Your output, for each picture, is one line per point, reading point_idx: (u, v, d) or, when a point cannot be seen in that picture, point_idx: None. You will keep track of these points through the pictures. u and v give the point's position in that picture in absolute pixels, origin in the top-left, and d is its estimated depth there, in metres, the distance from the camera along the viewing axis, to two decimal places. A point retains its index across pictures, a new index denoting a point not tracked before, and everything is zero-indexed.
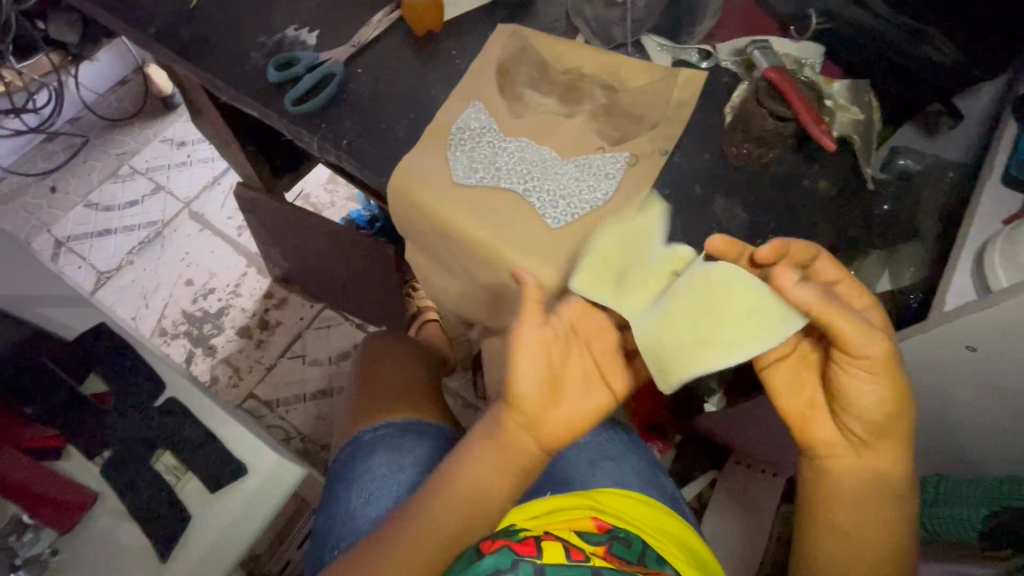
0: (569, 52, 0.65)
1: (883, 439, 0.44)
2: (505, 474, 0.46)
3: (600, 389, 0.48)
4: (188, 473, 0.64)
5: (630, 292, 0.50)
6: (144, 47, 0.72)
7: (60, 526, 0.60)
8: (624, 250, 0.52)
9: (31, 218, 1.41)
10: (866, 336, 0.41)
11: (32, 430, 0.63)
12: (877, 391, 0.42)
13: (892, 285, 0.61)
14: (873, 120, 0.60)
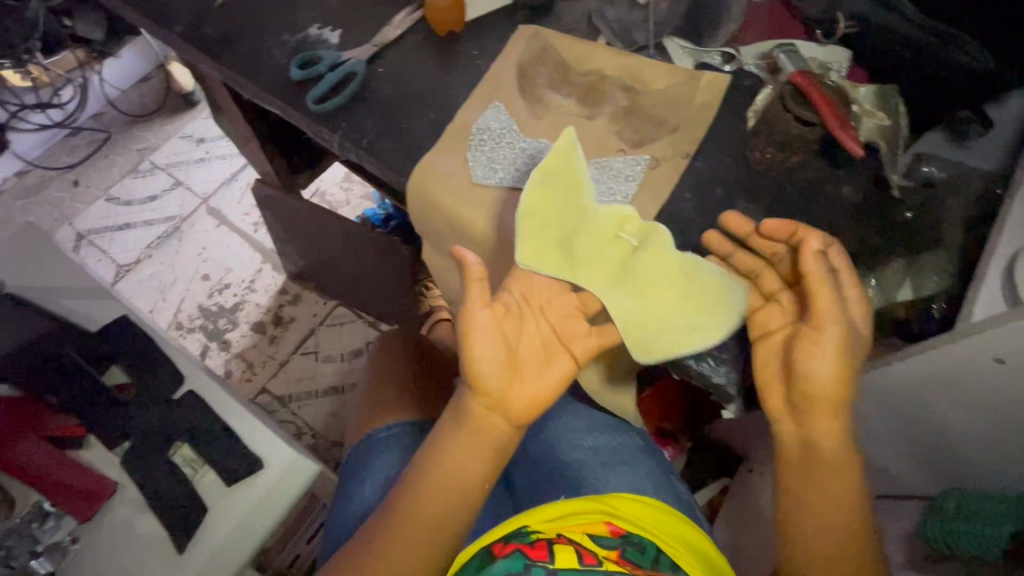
0: (590, 54, 0.65)
1: (823, 410, 0.49)
2: (481, 449, 0.50)
3: (563, 357, 0.52)
4: (205, 465, 0.64)
5: (579, 263, 0.54)
6: (170, 44, 0.73)
7: (80, 513, 0.61)
8: (562, 215, 0.55)
9: (54, 211, 1.44)
10: (834, 312, 0.48)
11: (56, 419, 0.66)
12: (827, 362, 0.48)
13: (914, 296, 0.59)
14: (899, 128, 0.60)
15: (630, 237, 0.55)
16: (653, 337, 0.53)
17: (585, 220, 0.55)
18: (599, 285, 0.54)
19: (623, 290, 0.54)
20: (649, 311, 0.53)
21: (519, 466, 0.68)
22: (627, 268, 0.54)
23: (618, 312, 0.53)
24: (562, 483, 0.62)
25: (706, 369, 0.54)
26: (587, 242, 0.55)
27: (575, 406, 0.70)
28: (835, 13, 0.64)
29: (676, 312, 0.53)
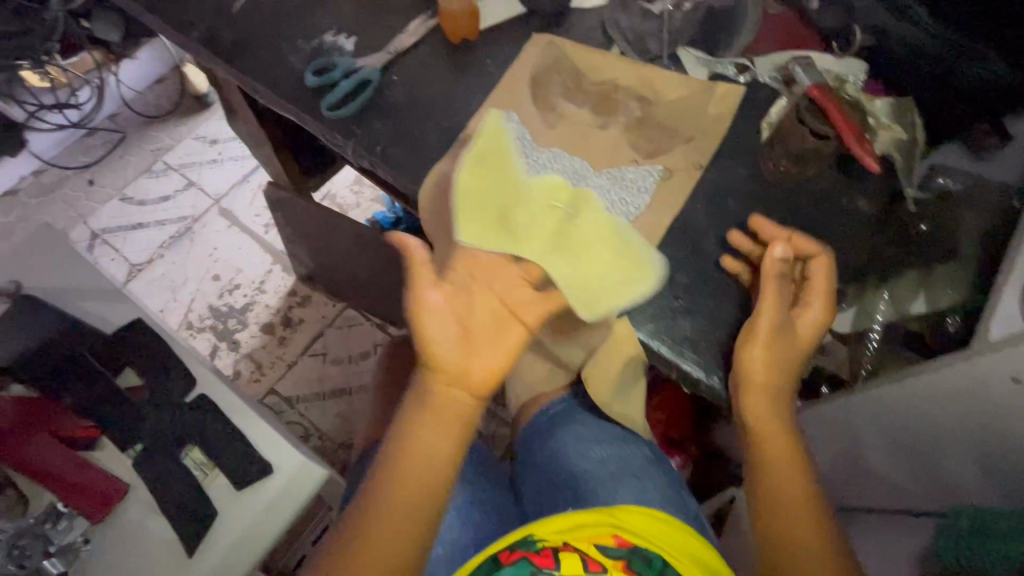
0: (604, 64, 0.65)
1: (752, 400, 0.52)
2: (445, 426, 0.50)
3: (513, 325, 0.52)
4: (215, 469, 0.65)
5: (518, 233, 0.53)
6: (188, 49, 0.73)
7: (93, 515, 0.62)
8: (498, 188, 0.54)
9: (69, 209, 1.46)
10: (767, 309, 0.51)
11: (71, 420, 0.66)
12: (756, 355, 0.50)
13: (927, 308, 0.62)
14: (916, 142, 0.59)
15: (564, 200, 0.54)
16: (600, 298, 0.52)
17: (519, 190, 0.55)
18: (539, 250, 0.52)
19: (564, 255, 0.53)
20: (591, 272, 0.53)
21: (528, 479, 0.69)
22: (563, 232, 0.53)
23: (562, 276, 0.52)
24: (570, 496, 0.63)
25: (717, 384, 0.52)
26: (522, 211, 0.54)
27: (582, 415, 0.69)
28: (851, 26, 0.65)
29: (610, 269, 0.53)
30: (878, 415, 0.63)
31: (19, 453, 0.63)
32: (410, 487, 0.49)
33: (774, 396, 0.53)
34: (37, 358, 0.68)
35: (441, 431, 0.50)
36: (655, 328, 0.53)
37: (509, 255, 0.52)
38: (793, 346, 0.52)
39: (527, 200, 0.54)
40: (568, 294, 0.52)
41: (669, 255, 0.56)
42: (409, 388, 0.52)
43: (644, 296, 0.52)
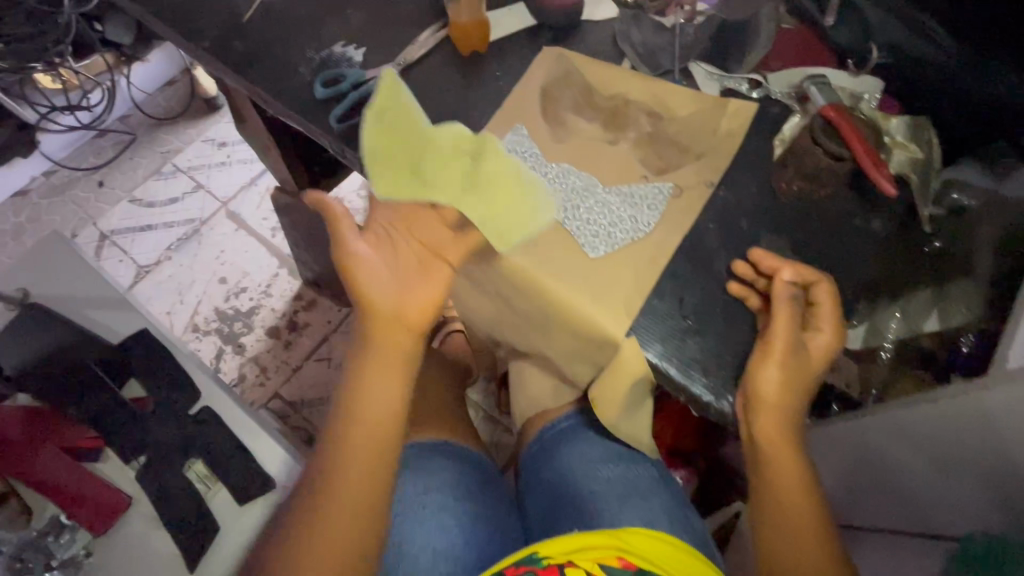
0: (615, 78, 0.65)
1: (764, 422, 0.51)
2: (389, 361, 0.55)
3: (439, 265, 0.57)
4: (218, 484, 0.66)
5: (429, 180, 0.56)
6: (196, 57, 0.73)
7: (94, 529, 0.63)
8: (405, 140, 0.58)
9: (79, 211, 1.47)
10: (781, 330, 0.50)
11: (77, 430, 0.67)
12: (772, 376, 0.50)
13: (941, 325, 0.58)
14: (932, 162, 0.59)
15: (466, 145, 0.58)
16: (513, 230, 0.56)
17: (424, 139, 0.58)
18: (450, 193, 0.56)
19: (474, 196, 0.57)
20: (499, 207, 0.57)
21: (535, 499, 0.69)
22: (469, 173, 0.57)
23: (475, 214, 0.56)
24: (575, 515, 0.63)
25: (726, 408, 0.52)
26: (432, 160, 0.57)
27: (589, 433, 0.69)
28: (868, 45, 0.64)
29: (517, 203, 0.57)
30: (891, 438, 0.62)
31: (24, 461, 0.64)
32: (365, 418, 0.53)
33: (785, 419, 0.51)
34: (49, 363, 0.70)
35: (384, 365, 0.55)
36: (665, 348, 0.53)
37: (423, 201, 0.56)
38: (806, 369, 0.52)
39: (434, 147, 0.57)
40: (482, 228, 0.56)
41: (680, 274, 0.56)
42: (349, 343, 0.57)
43: (549, 224, 0.57)
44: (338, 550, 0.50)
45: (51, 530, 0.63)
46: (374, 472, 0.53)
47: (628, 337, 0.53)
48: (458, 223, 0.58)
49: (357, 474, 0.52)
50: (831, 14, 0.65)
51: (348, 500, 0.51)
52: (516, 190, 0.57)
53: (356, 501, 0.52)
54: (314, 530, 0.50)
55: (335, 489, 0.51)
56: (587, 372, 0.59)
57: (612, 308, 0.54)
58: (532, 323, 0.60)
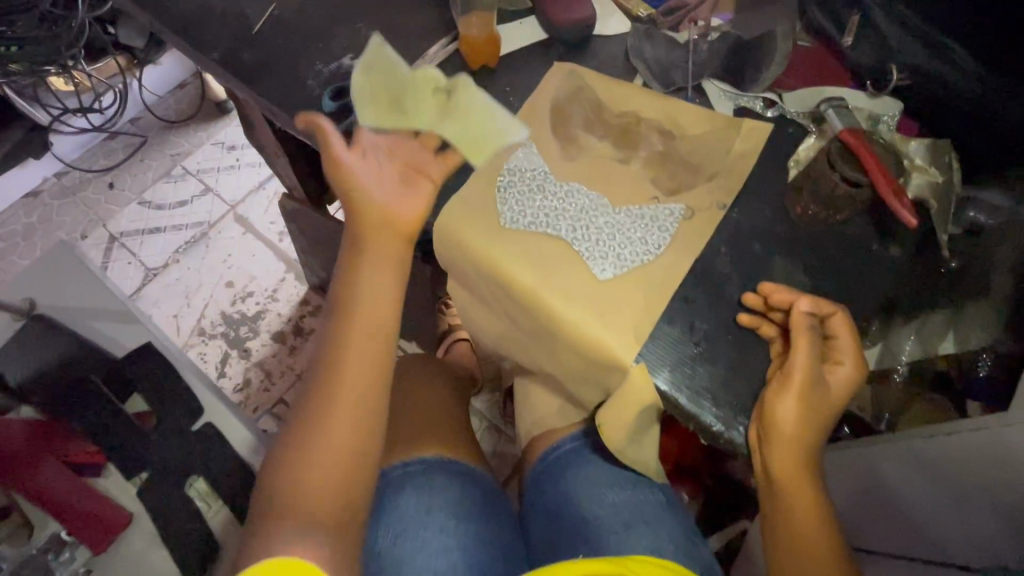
0: (626, 96, 0.64)
1: (780, 454, 0.49)
2: (380, 270, 0.56)
3: (423, 180, 0.59)
4: (219, 504, 0.86)
5: (410, 114, 0.62)
6: (206, 68, 0.72)
7: (97, 547, 0.78)
8: (389, 82, 0.63)
9: (89, 212, 1.47)
10: (801, 361, 0.49)
11: (78, 445, 0.84)
12: (790, 409, 0.48)
13: (957, 348, 0.63)
14: (952, 184, 0.57)
15: (443, 83, 0.63)
16: (487, 146, 0.61)
17: (401, 83, 0.63)
18: (428, 124, 0.62)
19: (450, 120, 0.62)
20: (473, 131, 0.61)
21: (538, 519, 0.68)
22: (446, 107, 0.62)
23: (452, 138, 0.61)
24: (579, 541, 0.62)
25: (736, 437, 0.51)
26: (410, 97, 0.63)
27: (595, 457, 0.68)
28: (888, 65, 0.63)
29: (488, 121, 0.61)
30: (905, 468, 0.60)
31: (35, 472, 0.80)
32: (360, 325, 0.55)
33: (802, 448, 0.50)
34: (60, 378, 0.86)
35: (378, 274, 0.56)
36: (674, 376, 0.52)
37: (407, 132, 0.61)
38: (825, 402, 0.50)
39: (410, 85, 0.63)
40: (458, 150, 0.60)
41: (691, 299, 0.55)
42: (341, 251, 0.58)
43: (518, 136, 0.61)
44: (341, 446, 0.52)
45: (52, 548, 0.78)
46: (370, 374, 0.54)
47: (637, 362, 0.52)
48: (439, 149, 0.62)
49: (354, 376, 0.54)
50: (850, 34, 0.65)
51: (346, 400, 0.53)
52: (486, 110, 0.62)
53: (354, 399, 0.53)
54: (316, 429, 0.52)
55: (333, 390, 0.53)
56: (594, 395, 0.58)
57: (621, 333, 0.53)
58: (539, 345, 0.59)
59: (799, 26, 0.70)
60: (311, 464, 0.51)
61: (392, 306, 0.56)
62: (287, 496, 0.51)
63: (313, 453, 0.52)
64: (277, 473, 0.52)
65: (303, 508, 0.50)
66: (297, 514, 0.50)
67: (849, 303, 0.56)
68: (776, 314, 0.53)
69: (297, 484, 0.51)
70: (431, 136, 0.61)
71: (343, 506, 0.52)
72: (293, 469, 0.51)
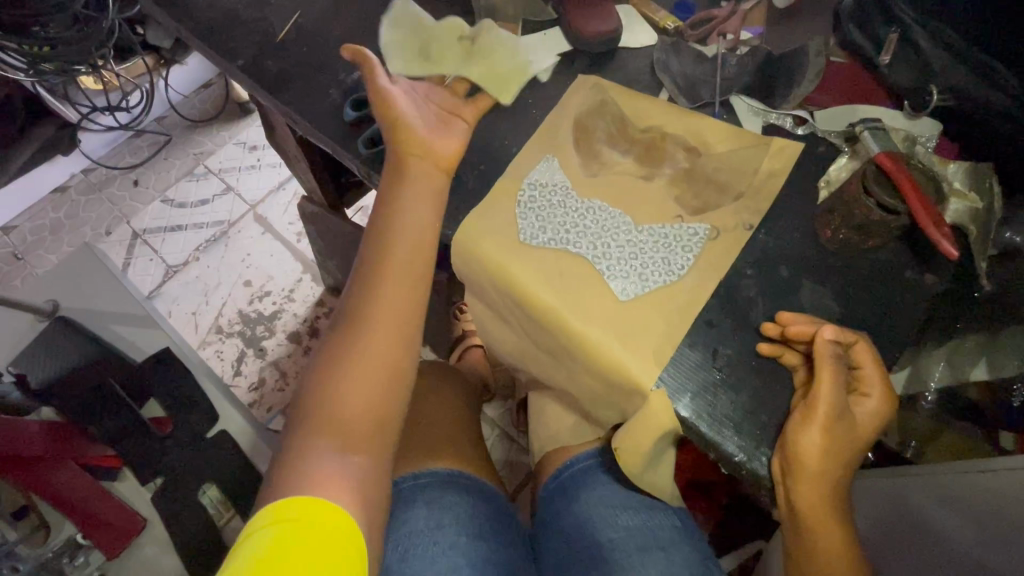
0: (651, 112, 0.62)
1: (805, 491, 0.47)
2: (419, 199, 0.57)
3: (458, 123, 0.62)
4: (230, 513, 0.88)
5: (440, 61, 0.66)
6: (231, 75, 0.72)
7: (112, 551, 0.83)
8: (416, 35, 0.67)
9: (114, 208, 1.50)
10: (825, 393, 0.47)
11: (97, 449, 0.87)
12: (814, 442, 0.47)
13: (990, 375, 0.61)
14: (992, 211, 0.54)
15: (466, 32, 0.67)
16: (515, 87, 0.65)
17: (430, 33, 0.67)
18: (456, 66, 0.65)
19: (478, 64, 0.65)
20: (497, 71, 0.65)
21: (550, 541, 0.67)
22: (474, 51, 0.66)
23: (478, 75, 0.64)
24: (592, 565, 0.61)
25: (759, 467, 0.49)
26: (439, 47, 0.66)
27: (607, 478, 0.67)
28: (928, 85, 0.60)
29: (514, 63, 0.66)
30: (935, 505, 0.58)
31: (50, 475, 0.82)
32: (396, 253, 0.56)
33: (827, 483, 0.48)
34: (76, 386, 0.87)
35: (417, 200, 0.57)
36: (695, 403, 0.51)
37: (438, 78, 0.65)
38: (852, 435, 0.48)
39: (438, 35, 0.67)
40: (484, 87, 0.64)
41: (715, 322, 0.54)
42: (381, 177, 0.60)
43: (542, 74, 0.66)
44: (376, 370, 0.54)
45: (66, 551, 0.82)
46: (407, 302, 0.56)
47: (657, 387, 0.51)
48: (468, 91, 0.65)
49: (391, 299, 0.55)
50: (888, 53, 0.63)
51: (382, 325, 0.55)
52: (512, 52, 0.66)
53: (393, 323, 0.55)
54: (353, 353, 0.54)
55: (371, 314, 0.55)
56: (611, 417, 0.57)
57: (642, 354, 0.52)
58: (557, 364, 0.58)
59: (831, 41, 0.68)
60: (343, 386, 0.53)
61: (430, 236, 0.57)
62: (322, 420, 0.52)
63: (350, 376, 0.53)
64: (314, 396, 0.53)
65: (338, 433, 0.52)
66: (332, 439, 0.51)
67: (880, 333, 0.54)
68: (799, 343, 0.51)
69: (333, 408, 0.52)
70: (462, 78, 0.65)
71: (375, 434, 0.53)
72: (330, 390, 0.53)
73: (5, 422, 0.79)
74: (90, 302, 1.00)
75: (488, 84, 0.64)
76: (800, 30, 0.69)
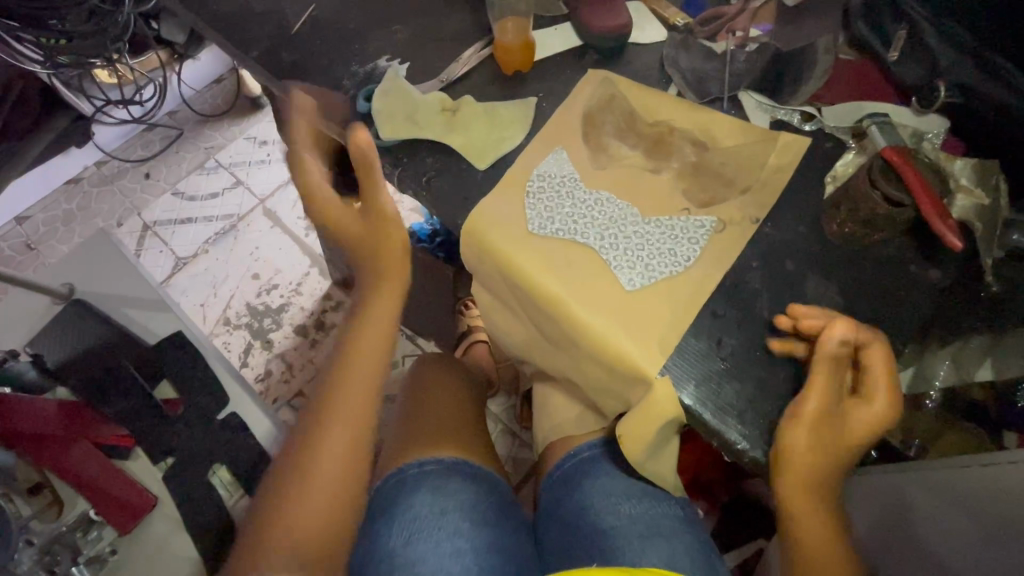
0: (660, 107, 0.63)
1: (790, 484, 0.49)
2: (389, 305, 0.63)
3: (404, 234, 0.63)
4: (239, 492, 0.90)
5: (421, 126, 0.64)
6: (246, 67, 0.74)
7: (122, 526, 0.82)
8: (401, 100, 0.66)
9: (126, 201, 1.52)
10: (817, 392, 0.48)
11: (108, 428, 0.87)
12: (801, 437, 0.48)
13: (993, 376, 0.61)
14: (999, 208, 0.55)
15: (451, 102, 0.66)
16: (491, 152, 0.63)
17: (417, 99, 0.66)
18: (436, 134, 0.64)
19: (458, 134, 0.64)
20: (475, 139, 0.64)
21: (551, 529, 0.68)
22: (455, 120, 0.65)
23: (457, 144, 0.63)
24: (593, 551, 0.62)
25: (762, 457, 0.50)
26: (423, 113, 0.65)
27: (610, 468, 0.67)
28: (936, 82, 0.60)
29: (494, 132, 0.64)
30: (931, 499, 0.59)
31: (65, 454, 0.83)
32: (359, 361, 0.62)
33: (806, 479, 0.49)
34: (93, 368, 0.90)
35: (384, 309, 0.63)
36: (699, 392, 0.51)
37: (419, 132, 0.64)
38: (845, 436, 0.49)
39: (422, 102, 0.66)
40: (463, 155, 0.63)
41: (719, 313, 0.54)
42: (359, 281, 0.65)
43: (518, 141, 0.63)
44: (331, 476, 0.59)
45: (79, 527, 0.81)
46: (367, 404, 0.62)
47: (661, 374, 0.52)
48: (449, 145, 0.64)
49: (347, 409, 0.61)
50: (896, 49, 0.63)
51: (342, 426, 0.60)
52: (495, 123, 0.65)
53: (349, 434, 0.60)
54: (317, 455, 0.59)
55: (328, 423, 0.60)
56: (613, 406, 0.57)
57: (648, 350, 0.52)
58: (562, 354, 0.59)
59: (842, 39, 0.68)
60: (299, 494, 0.58)
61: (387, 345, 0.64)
62: (281, 521, 0.58)
63: (308, 483, 0.59)
64: (281, 492, 0.59)
65: (293, 543, 0.57)
66: (286, 549, 0.57)
67: (883, 326, 0.54)
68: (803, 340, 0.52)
69: (295, 511, 0.58)
70: (442, 143, 0.64)
71: (327, 548, 0.58)
72: (287, 496, 0.59)
73: (23, 401, 0.83)
74: (104, 285, 1.01)
75: (464, 151, 0.63)
76: (809, 27, 0.70)
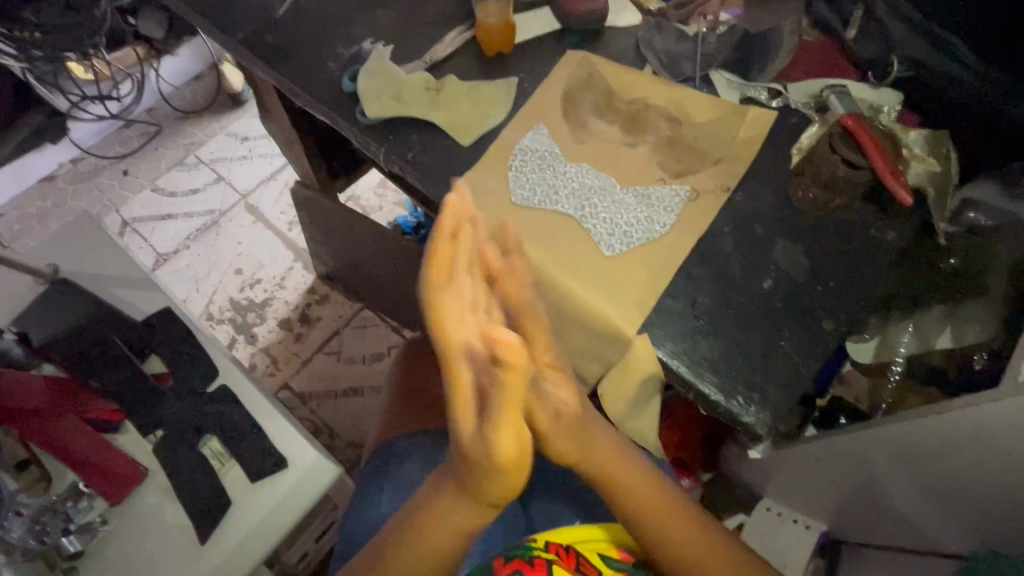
0: (636, 84, 0.66)
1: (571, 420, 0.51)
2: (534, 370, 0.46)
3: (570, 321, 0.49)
4: (232, 460, 0.76)
5: (406, 104, 0.66)
6: (231, 50, 0.75)
7: (111, 497, 0.74)
8: (386, 80, 0.67)
9: (103, 197, 1.50)
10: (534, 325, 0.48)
11: (96, 403, 0.79)
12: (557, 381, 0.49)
13: (953, 343, 0.62)
14: (949, 173, 0.60)
15: (434, 81, 0.68)
16: (475, 130, 0.65)
17: (401, 78, 0.67)
18: (421, 112, 0.66)
19: (441, 113, 0.66)
20: (459, 117, 0.66)
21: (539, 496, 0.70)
22: (439, 98, 0.67)
23: (441, 122, 0.65)
24: None
25: (736, 407, 0.52)
26: (409, 91, 0.67)
27: None
28: (890, 57, 0.65)
29: (477, 110, 0.66)
30: (894, 459, 0.62)
31: (52, 429, 0.76)
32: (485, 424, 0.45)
33: (603, 432, 0.56)
34: (79, 345, 0.81)
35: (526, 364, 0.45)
36: (675, 347, 0.54)
37: (404, 109, 0.66)
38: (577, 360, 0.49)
39: (406, 81, 0.67)
40: (447, 132, 0.65)
41: (694, 275, 0.57)
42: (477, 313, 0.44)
43: (500, 120, 0.65)
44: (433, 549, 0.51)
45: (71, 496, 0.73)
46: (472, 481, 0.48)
47: (640, 334, 0.55)
48: (433, 125, 0.66)
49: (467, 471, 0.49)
50: (854, 27, 0.67)
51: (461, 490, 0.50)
52: (478, 102, 0.67)
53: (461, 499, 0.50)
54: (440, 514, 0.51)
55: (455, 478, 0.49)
56: (595, 371, 0.58)
57: (626, 310, 0.55)
58: None
59: (806, 22, 0.72)
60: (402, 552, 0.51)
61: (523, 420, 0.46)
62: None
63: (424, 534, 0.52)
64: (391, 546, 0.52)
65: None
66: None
67: (845, 287, 0.57)
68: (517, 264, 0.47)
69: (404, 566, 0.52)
70: (427, 123, 0.66)
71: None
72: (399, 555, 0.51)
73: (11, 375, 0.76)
74: (87, 267, 0.88)
75: (449, 129, 0.65)
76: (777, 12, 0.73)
